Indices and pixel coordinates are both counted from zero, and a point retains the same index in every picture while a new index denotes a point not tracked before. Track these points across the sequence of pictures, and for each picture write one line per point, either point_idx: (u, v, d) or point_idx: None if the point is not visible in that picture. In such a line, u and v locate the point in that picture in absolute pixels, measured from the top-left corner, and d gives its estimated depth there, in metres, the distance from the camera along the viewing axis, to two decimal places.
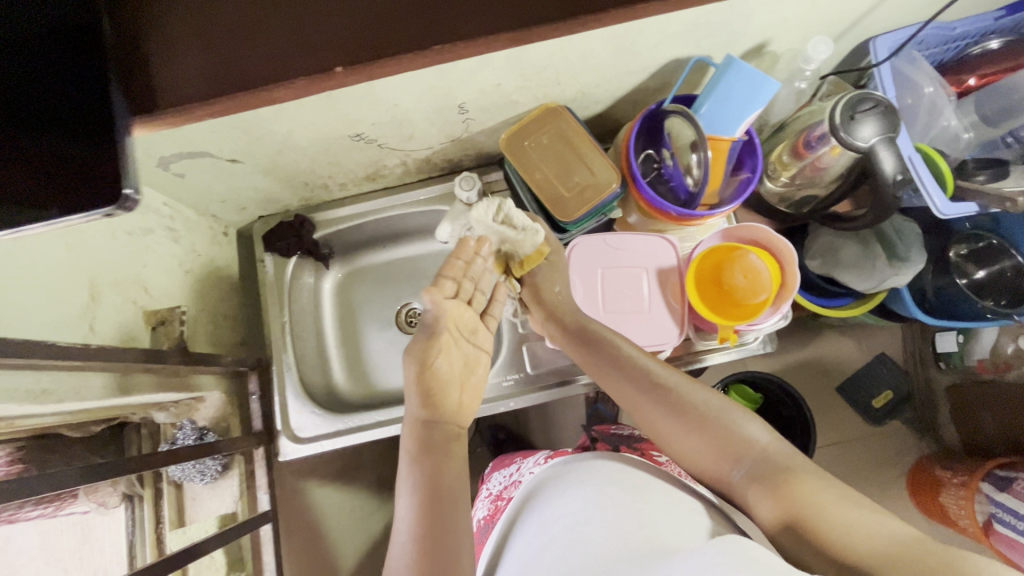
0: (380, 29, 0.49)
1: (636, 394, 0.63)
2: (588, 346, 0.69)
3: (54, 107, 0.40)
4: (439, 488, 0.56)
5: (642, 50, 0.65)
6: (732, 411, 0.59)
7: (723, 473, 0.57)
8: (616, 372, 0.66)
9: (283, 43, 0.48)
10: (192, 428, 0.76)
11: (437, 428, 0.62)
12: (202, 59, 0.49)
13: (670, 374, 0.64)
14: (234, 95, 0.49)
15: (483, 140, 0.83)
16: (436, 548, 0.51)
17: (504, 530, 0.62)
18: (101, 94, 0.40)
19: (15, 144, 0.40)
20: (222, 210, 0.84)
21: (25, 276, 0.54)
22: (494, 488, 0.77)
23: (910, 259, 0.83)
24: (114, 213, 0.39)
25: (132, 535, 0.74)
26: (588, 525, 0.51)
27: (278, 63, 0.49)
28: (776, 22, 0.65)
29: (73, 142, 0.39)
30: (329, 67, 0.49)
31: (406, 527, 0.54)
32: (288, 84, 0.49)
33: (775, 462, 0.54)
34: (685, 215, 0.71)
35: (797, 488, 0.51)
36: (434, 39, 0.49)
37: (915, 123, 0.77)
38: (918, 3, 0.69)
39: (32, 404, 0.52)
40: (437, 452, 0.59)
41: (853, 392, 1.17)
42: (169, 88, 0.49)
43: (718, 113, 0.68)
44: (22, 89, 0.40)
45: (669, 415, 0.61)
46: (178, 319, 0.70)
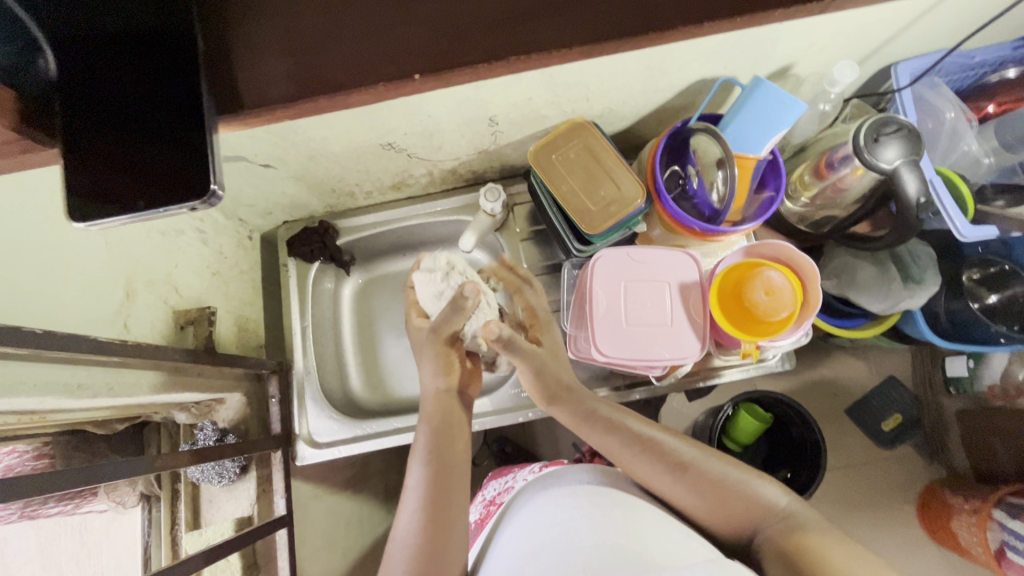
0: (454, 36, 0.45)
1: (648, 471, 0.59)
2: (593, 427, 0.63)
3: (133, 106, 0.41)
4: (442, 494, 0.57)
5: (670, 70, 0.66)
6: (751, 479, 0.58)
7: (740, 533, 0.57)
8: (628, 450, 0.60)
9: (363, 45, 0.45)
10: (213, 429, 0.76)
11: (449, 433, 0.63)
12: (285, 58, 0.45)
13: (684, 448, 0.60)
14: (310, 97, 0.45)
15: (509, 153, 0.84)
16: (437, 531, 0.55)
17: (489, 535, 0.61)
18: (165, 95, 0.41)
19: (90, 143, 0.41)
20: (251, 214, 0.85)
21: (66, 271, 0.55)
22: (488, 494, 0.78)
23: (926, 282, 0.84)
24: (196, 207, 0.40)
25: (148, 537, 0.74)
26: (578, 530, 0.49)
27: (356, 67, 0.45)
28: (803, 47, 0.66)
29: (140, 144, 0.41)
30: (407, 74, 0.45)
31: (407, 528, 0.55)
32: (367, 90, 0.45)
33: (793, 525, 0.54)
34: (710, 230, 0.71)
35: (816, 544, 0.51)
36: (510, 48, 0.44)
37: (936, 146, 0.79)
38: (940, 33, 0.71)
39: (69, 398, 0.52)
40: (444, 458, 0.60)
41: (862, 415, 1.15)
42: (251, 86, 0.45)
43: (744, 132, 0.70)
44: (91, 85, 0.41)
45: (686, 489, 0.57)
46: (207, 320, 0.72)
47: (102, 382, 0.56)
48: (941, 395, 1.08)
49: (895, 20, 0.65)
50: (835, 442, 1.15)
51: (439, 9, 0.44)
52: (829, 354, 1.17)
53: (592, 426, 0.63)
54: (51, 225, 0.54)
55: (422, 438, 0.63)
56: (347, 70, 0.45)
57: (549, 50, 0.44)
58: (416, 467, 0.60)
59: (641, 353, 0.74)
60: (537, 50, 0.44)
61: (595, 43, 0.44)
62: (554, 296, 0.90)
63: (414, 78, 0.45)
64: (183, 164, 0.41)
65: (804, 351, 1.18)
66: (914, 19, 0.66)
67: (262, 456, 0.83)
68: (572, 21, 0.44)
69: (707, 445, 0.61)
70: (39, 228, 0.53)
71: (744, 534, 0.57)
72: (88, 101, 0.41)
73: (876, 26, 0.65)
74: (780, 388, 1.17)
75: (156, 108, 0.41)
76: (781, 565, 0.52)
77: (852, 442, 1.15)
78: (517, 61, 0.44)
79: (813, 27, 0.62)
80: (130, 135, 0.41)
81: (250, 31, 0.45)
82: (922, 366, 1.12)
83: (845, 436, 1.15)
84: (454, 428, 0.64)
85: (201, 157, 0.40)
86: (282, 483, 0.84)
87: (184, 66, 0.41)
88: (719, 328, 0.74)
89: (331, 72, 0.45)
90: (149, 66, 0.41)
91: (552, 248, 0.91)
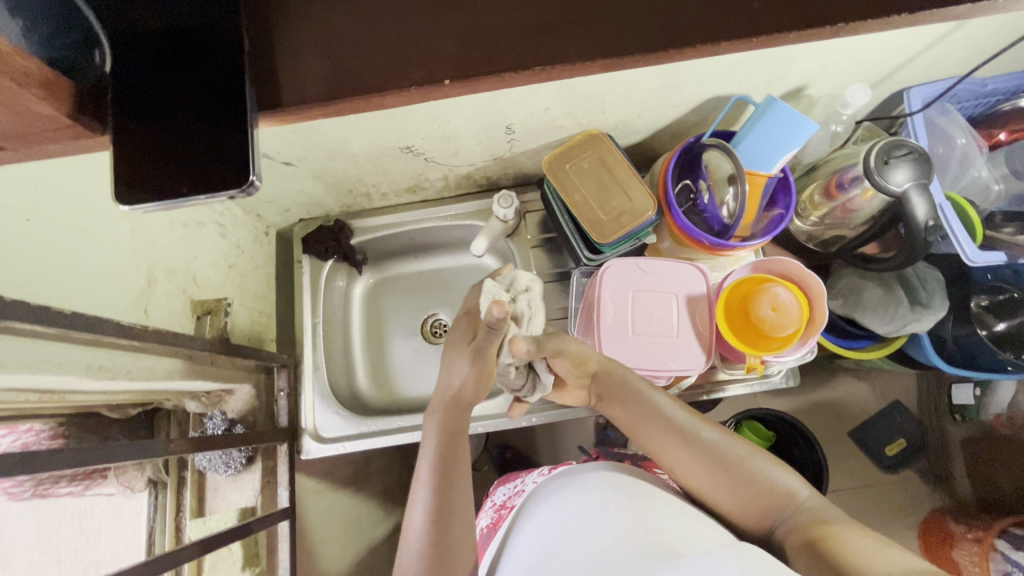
0: (482, 44, 0.45)
1: (673, 447, 0.61)
2: (620, 402, 0.66)
3: (167, 99, 0.42)
4: (451, 515, 0.56)
5: (685, 86, 0.68)
6: (773, 465, 0.59)
7: (760, 523, 0.57)
8: (655, 424, 0.63)
9: (397, 48, 0.45)
10: (222, 419, 0.77)
11: (457, 448, 0.61)
12: (327, 58, 0.45)
13: (709, 429, 0.62)
14: (349, 98, 0.45)
15: (523, 160, 0.86)
16: (444, 542, 0.55)
17: (504, 537, 0.62)
18: (199, 90, 0.42)
19: (123, 132, 0.42)
20: (268, 210, 0.87)
21: (93, 255, 0.57)
22: (499, 499, 0.78)
23: (933, 306, 0.84)
24: (235, 194, 0.42)
25: (153, 521, 0.76)
26: (595, 528, 0.49)
27: (391, 69, 0.45)
28: (818, 68, 0.68)
29: (174, 137, 0.42)
30: (438, 79, 0.45)
31: (418, 546, 0.55)
32: (399, 92, 0.45)
33: (814, 515, 0.54)
34: (719, 244, 0.72)
35: (835, 530, 0.51)
36: (537, 55, 0.44)
37: (946, 171, 0.80)
38: (953, 60, 0.72)
39: (90, 378, 0.53)
40: (452, 476, 0.58)
41: (866, 437, 1.14)
42: (293, 85, 0.45)
43: (756, 150, 0.71)
44: (128, 76, 0.42)
45: (709, 467, 0.59)
46: (224, 310, 0.74)
47: (121, 366, 0.57)
48: (947, 421, 1.09)
49: (909, 46, 0.66)
50: (837, 463, 1.14)
51: (470, 16, 0.45)
52: (834, 375, 1.18)
53: (623, 404, 0.65)
54: (81, 212, 0.56)
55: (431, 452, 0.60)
56: (378, 71, 0.45)
57: (570, 63, 0.45)
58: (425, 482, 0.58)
59: (648, 362, 0.75)
60: (558, 62, 0.44)
61: (614, 57, 0.44)
62: (562, 304, 0.91)
63: (443, 84, 0.45)
64: (219, 159, 0.42)
65: (809, 370, 1.18)
66: (927, 45, 0.67)
67: (268, 448, 0.85)
68: (591, 34, 0.44)
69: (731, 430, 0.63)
70: (71, 212, 0.55)
71: (764, 524, 0.57)
72: (123, 91, 0.42)
73: (888, 51, 0.66)
74: (784, 407, 1.17)
75: (191, 109, 0.42)
76: (802, 550, 0.51)
77: (854, 464, 1.14)
78: (540, 72, 0.44)
79: (827, 50, 0.64)
80: (164, 134, 0.42)
81: (290, 26, 0.45)
82: (927, 392, 1.12)
83: (847, 458, 1.15)
84: (462, 444, 0.62)
85: (236, 152, 0.42)
86: (287, 475, 0.84)
87: (227, 68, 0.42)
88: (724, 342, 0.75)
89: (367, 74, 0.45)
90: (187, 68, 0.42)
91: (561, 256, 0.92)
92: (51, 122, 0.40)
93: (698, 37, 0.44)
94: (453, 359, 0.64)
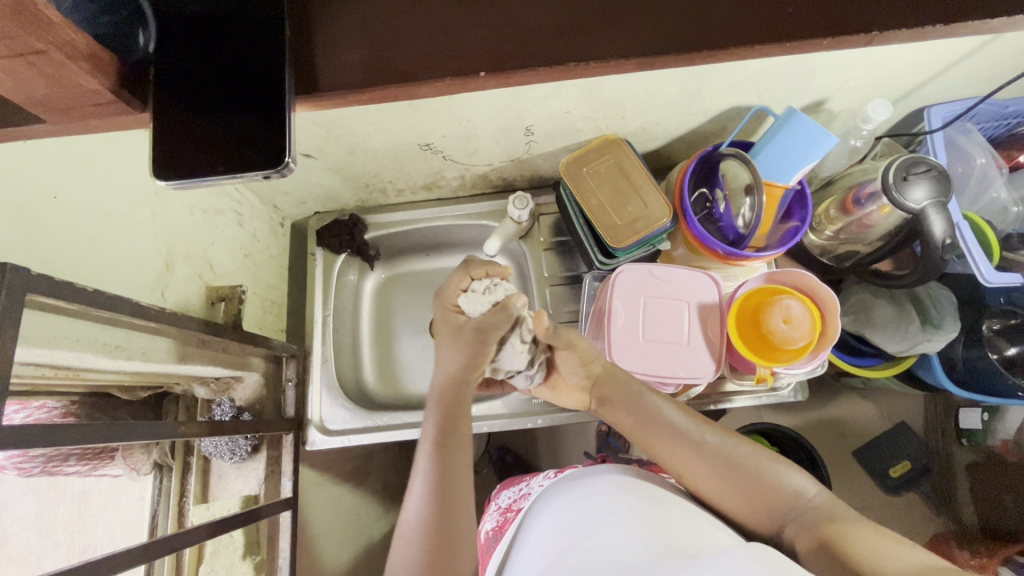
0: (516, 40, 0.45)
1: (676, 449, 0.61)
2: (618, 410, 0.66)
3: (202, 81, 0.43)
4: (452, 483, 0.53)
5: (706, 94, 0.68)
6: (777, 463, 0.59)
7: (767, 523, 0.57)
8: (656, 428, 0.63)
9: (432, 40, 0.45)
10: (229, 406, 0.78)
11: (457, 419, 0.59)
12: (362, 48, 0.46)
13: (711, 432, 0.62)
14: (384, 87, 0.45)
15: (540, 163, 0.86)
16: (445, 511, 0.52)
17: (513, 538, 0.62)
18: (234, 77, 0.43)
19: (160, 110, 0.43)
20: (284, 202, 0.87)
21: (115, 233, 0.57)
22: (504, 501, 0.78)
23: (944, 326, 0.82)
24: (269, 175, 0.43)
25: (157, 505, 0.77)
26: (607, 529, 0.49)
27: (425, 61, 0.45)
28: (839, 81, 0.68)
29: (207, 118, 0.43)
30: (471, 71, 0.45)
31: (416, 514, 0.52)
32: (432, 84, 0.45)
33: (823, 513, 0.54)
34: (733, 254, 0.72)
35: (844, 528, 0.51)
36: (569, 54, 0.45)
37: (964, 191, 0.79)
38: (976, 79, 0.72)
39: (105, 357, 0.54)
40: (452, 444, 0.56)
41: (871, 456, 1.13)
42: (327, 73, 0.45)
43: (775, 161, 0.71)
44: (165, 58, 0.43)
45: (712, 467, 0.59)
46: (238, 297, 0.73)
47: (137, 346, 0.58)
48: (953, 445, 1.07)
49: (933, 63, 0.66)
50: (841, 481, 1.13)
51: (505, 12, 0.45)
52: (840, 392, 1.17)
53: (626, 410, 0.66)
54: (107, 191, 0.57)
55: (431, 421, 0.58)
56: (412, 60, 0.45)
57: (604, 60, 0.45)
58: (425, 449, 0.56)
59: (658, 369, 0.75)
60: (592, 59, 0.45)
61: (647, 57, 0.44)
62: (572, 308, 0.91)
63: (478, 76, 0.45)
64: (244, 145, 0.43)
65: (815, 387, 1.17)
66: (951, 63, 0.67)
67: (273, 438, 0.85)
68: (626, 32, 0.45)
69: (734, 431, 0.63)
70: (98, 191, 0.55)
71: (774, 525, 0.57)
72: (161, 72, 0.43)
73: (911, 67, 0.67)
74: (789, 422, 1.16)
75: (221, 97, 0.43)
76: (817, 554, 0.50)
77: (859, 484, 1.13)
78: (573, 68, 0.44)
79: (850, 63, 0.64)
80: (196, 118, 0.43)
81: (328, 18, 0.46)
82: (934, 413, 1.11)
83: (852, 478, 1.13)
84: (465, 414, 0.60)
85: (271, 138, 0.43)
86: (291, 466, 0.85)
87: (260, 61, 0.43)
88: (735, 352, 0.75)
89: (403, 65, 0.45)
90: (220, 60, 0.43)
91: (573, 260, 0.93)
92: (94, 96, 0.40)
93: (731, 40, 0.44)
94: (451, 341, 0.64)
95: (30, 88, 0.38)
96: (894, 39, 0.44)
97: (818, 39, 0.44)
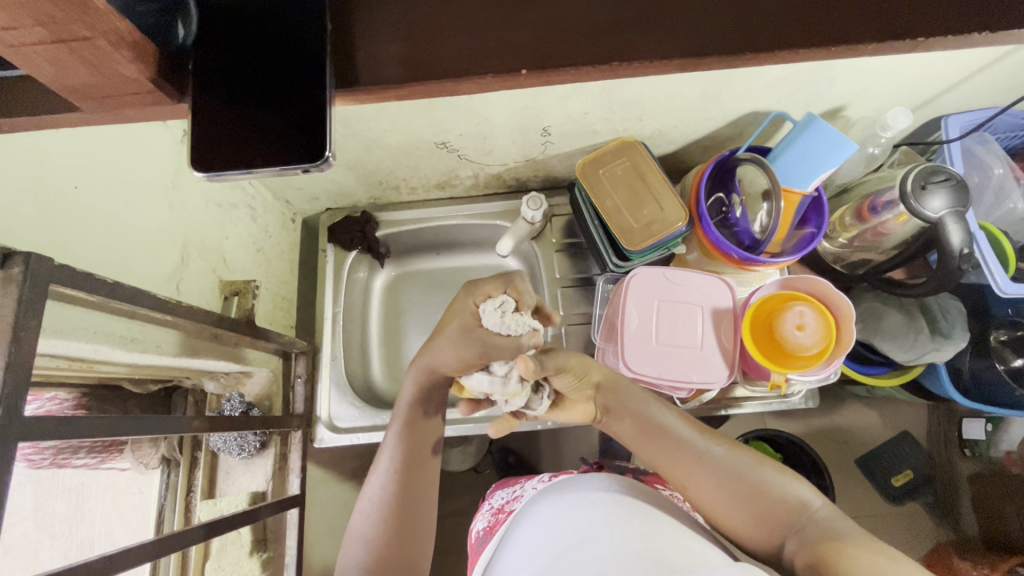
0: (561, 39, 0.45)
1: (678, 458, 0.60)
2: (619, 417, 0.65)
3: (239, 74, 0.43)
4: (414, 469, 0.61)
5: (725, 98, 0.68)
6: (779, 477, 0.58)
7: (769, 538, 0.56)
8: (659, 436, 0.62)
9: (476, 38, 0.45)
10: (240, 401, 0.78)
11: (424, 419, 0.64)
12: (402, 41, 0.45)
13: (712, 442, 0.61)
14: (425, 83, 0.45)
15: (555, 164, 0.86)
16: (405, 496, 0.59)
17: (500, 542, 0.62)
18: (271, 70, 0.44)
19: (196, 100, 0.43)
20: (296, 197, 0.87)
21: (131, 226, 0.57)
22: (497, 503, 0.77)
23: (953, 337, 0.83)
24: (308, 169, 0.43)
25: (164, 500, 0.78)
26: (597, 540, 0.49)
27: (468, 55, 0.45)
28: (859, 89, 0.68)
29: (242, 110, 0.43)
30: (515, 68, 0.44)
31: (378, 495, 0.59)
32: (474, 81, 0.45)
33: (823, 527, 0.53)
34: (748, 259, 0.72)
35: (841, 545, 0.49)
36: (613, 53, 0.44)
37: (980, 201, 0.79)
38: (995, 89, 0.72)
39: (122, 350, 0.53)
40: (417, 431, 0.63)
41: (874, 466, 1.13)
42: (369, 64, 0.45)
43: (793, 167, 0.70)
44: (207, 50, 0.43)
45: (713, 478, 0.58)
46: (252, 292, 0.72)
47: (152, 340, 0.57)
48: (956, 455, 1.07)
49: (953, 72, 0.66)
50: (844, 490, 1.13)
51: (549, 10, 0.45)
52: (846, 401, 1.16)
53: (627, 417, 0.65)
54: (127, 183, 0.56)
55: (400, 408, 0.64)
56: (454, 54, 0.45)
57: (646, 60, 0.44)
58: (392, 436, 0.63)
59: (666, 375, 0.75)
60: (635, 60, 0.44)
61: (690, 58, 0.44)
62: (582, 309, 0.91)
63: (519, 73, 0.44)
64: (274, 141, 0.44)
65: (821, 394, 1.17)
66: (971, 72, 0.67)
67: (282, 435, 0.84)
68: (668, 33, 0.44)
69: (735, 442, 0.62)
70: (117, 183, 0.55)
71: (775, 541, 0.55)
72: (203, 63, 0.43)
73: (930, 76, 0.67)
74: (793, 429, 1.16)
75: (249, 91, 0.43)
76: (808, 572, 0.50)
77: (862, 493, 1.13)
78: (615, 68, 0.44)
79: (872, 70, 0.64)
80: (226, 109, 0.43)
81: (367, 13, 0.45)
82: (937, 423, 1.11)
83: (855, 486, 1.13)
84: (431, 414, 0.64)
85: (318, 128, 0.43)
86: (299, 462, 0.83)
87: (291, 57, 0.44)
88: (748, 357, 0.75)
89: (444, 60, 0.45)
90: (252, 52, 0.43)
91: (584, 262, 0.93)
92: (134, 86, 0.39)
93: (775, 43, 0.44)
94: (439, 342, 0.60)
95: (70, 77, 0.37)
96: (935, 45, 0.44)
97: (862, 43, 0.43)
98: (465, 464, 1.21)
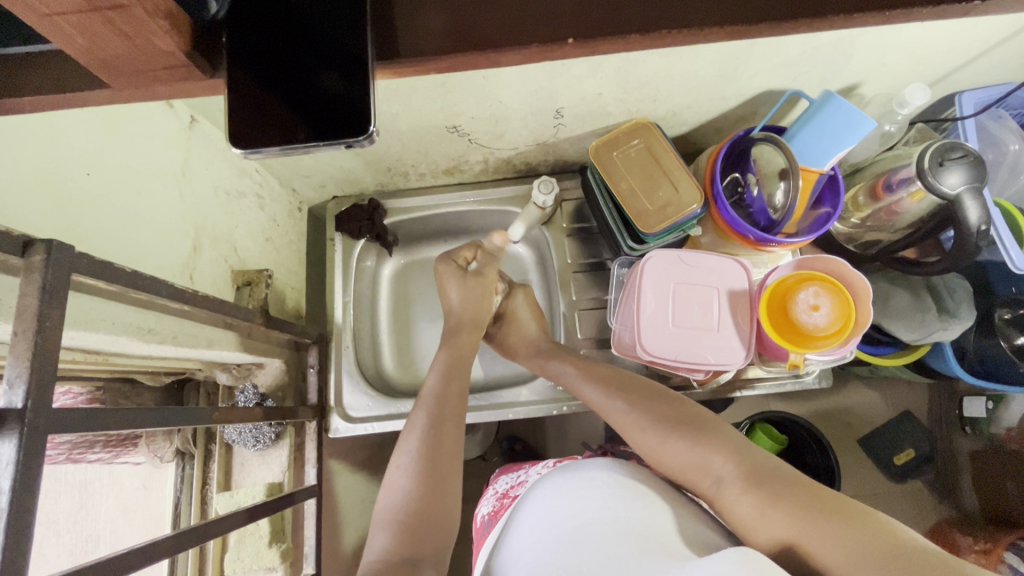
0: (609, 7, 0.43)
1: (615, 403, 0.65)
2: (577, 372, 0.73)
3: (273, 57, 0.44)
4: (446, 424, 0.64)
5: (742, 77, 0.67)
6: (715, 421, 0.60)
7: (704, 476, 0.55)
8: (602, 386, 0.68)
9: (517, 7, 0.43)
10: (254, 392, 0.77)
11: (454, 384, 0.70)
12: (440, 10, 0.43)
13: (648, 389, 0.66)
14: (465, 53, 0.43)
15: (566, 147, 0.85)
16: (438, 448, 0.61)
17: (505, 524, 0.61)
18: (307, 53, 0.44)
19: (236, 83, 0.43)
20: (303, 185, 0.86)
21: (142, 214, 0.55)
22: (500, 488, 0.78)
23: (960, 314, 0.83)
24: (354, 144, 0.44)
25: (180, 493, 0.77)
26: (603, 523, 0.50)
27: (512, 25, 0.43)
28: (876, 65, 0.67)
29: (280, 96, 0.44)
30: (560, 37, 0.43)
31: (412, 448, 0.61)
32: (518, 51, 0.43)
33: (754, 464, 0.53)
34: (764, 240, 0.71)
35: (797, 502, 0.48)
36: (660, 20, 0.43)
37: (995, 178, 0.79)
38: (1012, 64, 0.71)
39: (140, 341, 0.52)
40: (451, 391, 0.68)
41: (876, 446, 1.14)
42: (409, 36, 0.44)
43: (810, 146, 0.69)
44: (237, 34, 0.42)
45: (646, 417, 0.62)
46: (265, 282, 0.73)
47: (168, 330, 0.56)
48: (957, 433, 1.07)
49: (971, 46, 0.66)
50: (848, 469, 1.14)
51: None
52: (850, 382, 1.17)
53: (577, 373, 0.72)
54: (138, 168, 0.55)
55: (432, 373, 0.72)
56: (496, 24, 0.43)
57: (695, 29, 0.43)
58: (427, 394, 0.68)
59: (683, 357, 0.75)
60: (686, 27, 0.43)
61: (741, 25, 0.43)
62: (594, 294, 0.90)
63: (566, 43, 0.43)
64: (300, 121, 0.45)
65: None
66: (989, 47, 0.67)
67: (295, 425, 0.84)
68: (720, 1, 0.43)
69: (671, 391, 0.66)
70: (126, 168, 0.53)
71: (711, 477, 0.55)
72: (236, 49, 0.42)
73: (948, 52, 0.66)
74: (799, 411, 1.17)
75: (281, 72, 0.44)
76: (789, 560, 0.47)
77: (867, 472, 1.13)
78: (664, 36, 0.43)
79: (893, 46, 0.63)
80: (251, 85, 0.43)
81: None
82: (938, 402, 1.12)
83: (860, 465, 1.14)
84: (460, 380, 0.71)
85: (360, 106, 0.44)
86: (314, 453, 0.83)
87: (319, 42, 0.44)
88: (765, 338, 0.74)
89: (487, 28, 0.43)
90: (262, 21, 0.43)
91: (596, 246, 0.92)
92: (166, 58, 0.38)
93: (827, 10, 0.43)
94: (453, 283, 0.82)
95: (104, 49, 0.36)
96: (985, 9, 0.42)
97: (908, 9, 0.42)
98: (473, 453, 1.20)
